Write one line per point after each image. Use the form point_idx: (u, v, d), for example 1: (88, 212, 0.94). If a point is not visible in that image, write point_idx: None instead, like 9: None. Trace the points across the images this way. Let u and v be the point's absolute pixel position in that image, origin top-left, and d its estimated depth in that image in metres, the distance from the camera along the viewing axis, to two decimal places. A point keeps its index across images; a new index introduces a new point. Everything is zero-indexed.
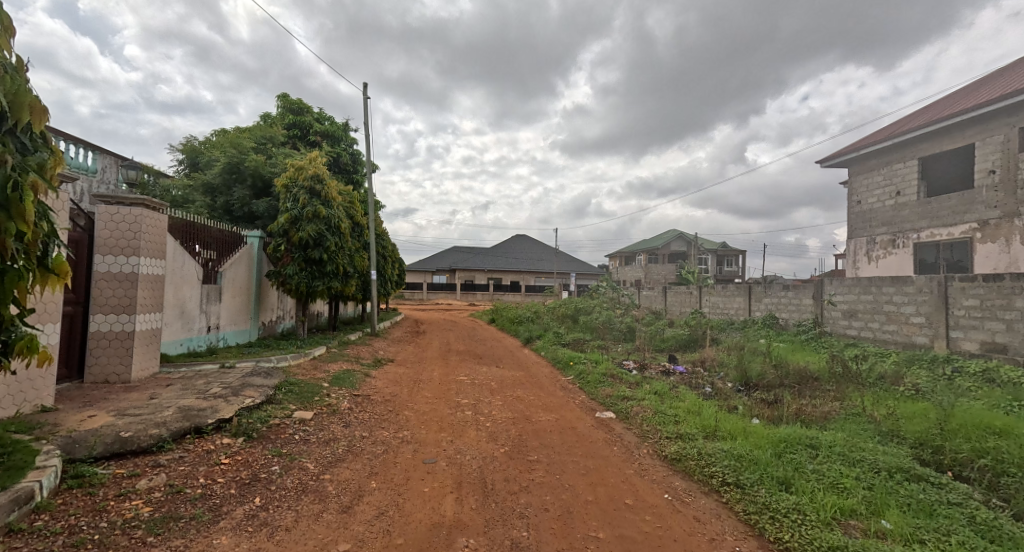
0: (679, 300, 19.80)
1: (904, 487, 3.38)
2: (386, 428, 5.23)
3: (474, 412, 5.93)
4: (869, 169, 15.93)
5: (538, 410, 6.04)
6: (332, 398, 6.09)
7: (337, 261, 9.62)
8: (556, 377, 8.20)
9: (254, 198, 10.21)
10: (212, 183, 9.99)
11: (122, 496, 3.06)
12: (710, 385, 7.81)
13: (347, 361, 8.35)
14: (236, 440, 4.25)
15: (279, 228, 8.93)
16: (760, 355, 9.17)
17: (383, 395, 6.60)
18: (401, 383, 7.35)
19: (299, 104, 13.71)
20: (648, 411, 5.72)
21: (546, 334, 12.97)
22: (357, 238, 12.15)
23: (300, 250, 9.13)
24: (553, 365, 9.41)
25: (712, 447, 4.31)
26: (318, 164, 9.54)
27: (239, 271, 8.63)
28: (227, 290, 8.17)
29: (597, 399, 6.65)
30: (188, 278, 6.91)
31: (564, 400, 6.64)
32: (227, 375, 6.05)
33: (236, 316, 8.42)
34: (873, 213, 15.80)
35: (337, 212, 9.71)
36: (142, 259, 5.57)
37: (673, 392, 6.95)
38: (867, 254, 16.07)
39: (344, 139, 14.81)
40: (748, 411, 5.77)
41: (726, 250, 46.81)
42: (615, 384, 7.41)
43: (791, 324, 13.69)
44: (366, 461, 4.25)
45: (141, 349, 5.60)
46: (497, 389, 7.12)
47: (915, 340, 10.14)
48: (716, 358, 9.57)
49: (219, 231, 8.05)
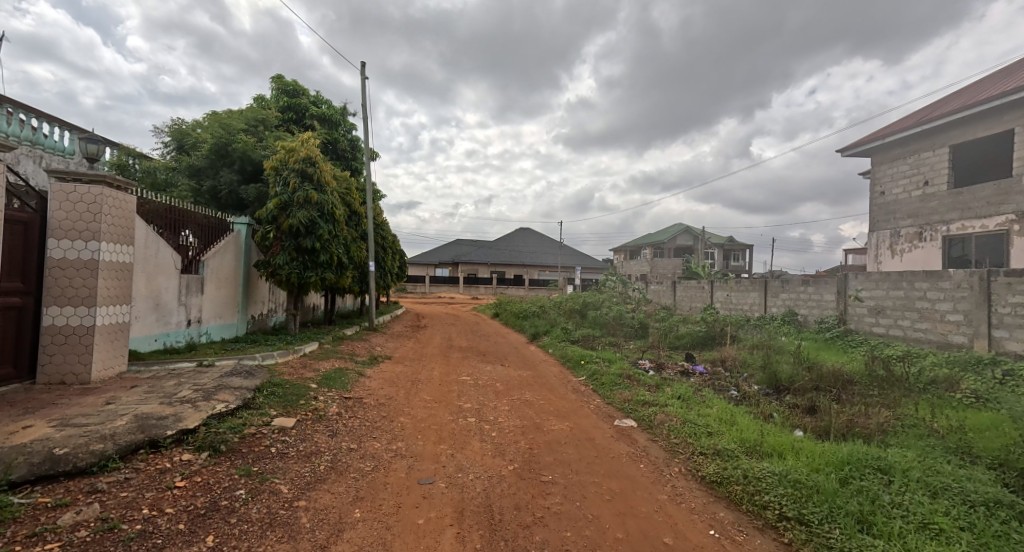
0: (690, 294, 19.10)
1: (1016, 531, 2.71)
2: (378, 438, 4.60)
3: (478, 419, 5.29)
4: (894, 158, 15.12)
5: (549, 417, 5.40)
6: (319, 402, 5.45)
7: (331, 250, 8.96)
8: (566, 378, 7.57)
9: (243, 183, 9.54)
10: (199, 166, 9.31)
11: (35, 538, 2.41)
12: (736, 388, 7.14)
13: (340, 358, 7.71)
14: (199, 455, 3.62)
15: (268, 214, 8.28)
16: (787, 355, 8.48)
17: (377, 398, 5.96)
18: (397, 384, 6.72)
19: (294, 86, 13.00)
20: (675, 420, 5.07)
21: (554, 330, 12.31)
22: (353, 228, 11.48)
23: (291, 238, 8.47)
24: (563, 364, 8.76)
25: (760, 469, 3.64)
26: (311, 145, 8.84)
27: (225, 261, 7.99)
28: (211, 281, 7.55)
29: (614, 404, 6.00)
30: (163, 268, 6.26)
31: (577, 404, 5.99)
32: (203, 375, 5.42)
33: (221, 309, 7.81)
34: (898, 204, 14.99)
35: (331, 197, 9.03)
36: (103, 244, 4.92)
37: (698, 396, 6.30)
38: (891, 248, 15.29)
39: (342, 124, 14.11)
40: (787, 421, 5.10)
41: (734, 245, 45.94)
42: (633, 386, 6.75)
43: (811, 321, 13.00)
44: (351, 483, 3.61)
45: (104, 347, 4.97)
46: (503, 392, 6.47)
47: (951, 339, 9.44)
48: (738, 357, 8.90)
49: (201, 217, 7.40)
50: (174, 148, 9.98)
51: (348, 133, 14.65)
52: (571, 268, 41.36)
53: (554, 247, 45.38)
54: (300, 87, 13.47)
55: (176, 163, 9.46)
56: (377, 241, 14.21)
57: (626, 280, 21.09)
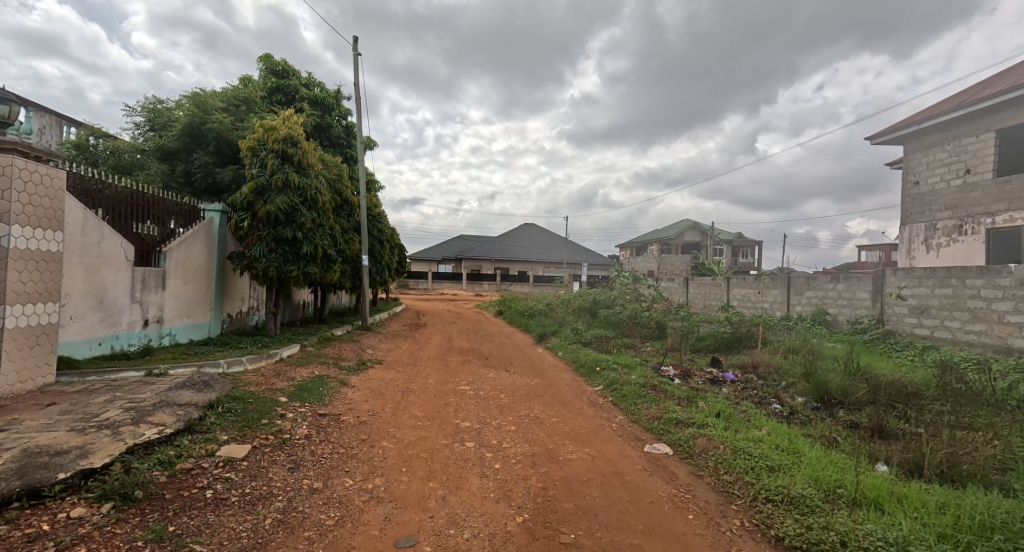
0: (705, 292, 18.06)
1: None
2: (352, 473, 3.67)
3: (478, 445, 4.33)
4: (930, 145, 14.02)
5: (565, 440, 4.45)
6: (286, 420, 4.51)
7: (315, 241, 7.99)
8: (580, 387, 6.62)
9: (219, 166, 8.56)
10: (171, 148, 8.38)
11: None
12: (778, 402, 6.16)
13: (322, 364, 6.77)
14: (97, 509, 2.66)
15: (242, 199, 7.32)
16: (831, 362, 7.47)
17: (358, 414, 5.02)
18: (385, 395, 5.78)
19: (283, 66, 12.00)
20: (723, 447, 4.09)
21: (563, 330, 11.34)
22: (345, 218, 10.57)
23: (269, 227, 7.53)
24: (575, 370, 7.79)
25: (862, 531, 2.66)
26: (294, 124, 7.88)
27: (194, 252, 7.06)
28: (175, 276, 6.63)
29: (640, 423, 5.04)
30: (109, 259, 5.33)
31: (595, 423, 5.03)
32: (146, 389, 4.47)
33: (187, 307, 6.89)
34: (935, 195, 13.89)
35: (315, 181, 8.06)
36: (13, 229, 3.99)
37: (738, 412, 5.33)
38: (925, 242, 14.18)
39: (336, 109, 13.16)
40: (862, 449, 4.11)
41: (744, 241, 44.75)
42: (661, 399, 5.77)
43: (842, 322, 11.95)
44: (301, 548, 2.63)
45: (19, 355, 4.05)
46: (508, 406, 5.50)
47: (1012, 343, 8.40)
48: (772, 363, 7.89)
49: (160, 203, 6.46)
50: (146, 128, 9.03)
51: (343, 119, 13.69)
52: (577, 264, 40.30)
53: (559, 242, 44.32)
54: (290, 67, 12.48)
55: (146, 145, 8.54)
56: (372, 234, 13.27)
57: (640, 276, 20.00)
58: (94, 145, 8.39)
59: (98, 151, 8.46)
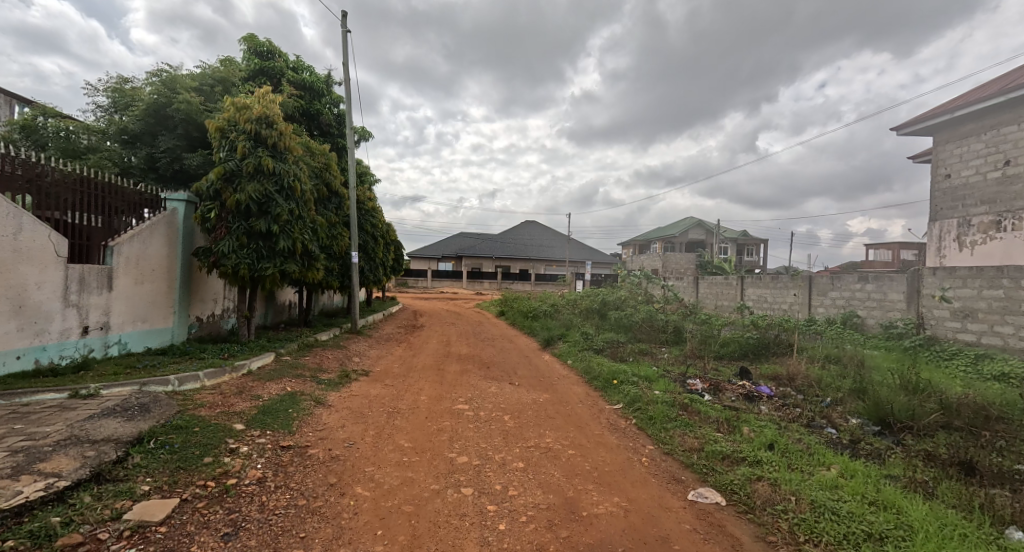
0: (716, 292, 17.17)
1: None
2: (309, 541, 2.72)
3: (477, 492, 3.40)
4: (963, 134, 13.09)
5: (587, 484, 3.54)
6: (236, 458, 3.58)
7: (294, 235, 7.04)
8: (596, 405, 5.71)
9: (188, 150, 7.61)
10: (133, 130, 7.44)
11: None
12: (830, 425, 5.23)
13: (296, 377, 5.84)
14: None
15: (207, 187, 6.39)
16: (882, 375, 6.51)
17: (331, 445, 4.08)
18: (367, 418, 4.84)
19: (268, 47, 11.04)
20: (795, 501, 3.14)
21: (570, 334, 10.42)
22: (332, 211, 9.69)
23: (240, 219, 6.59)
24: (588, 383, 6.86)
25: None
26: (269, 102, 6.93)
27: (151, 248, 6.11)
28: (126, 274, 5.71)
29: (677, 457, 4.12)
30: (27, 256, 4.43)
31: (622, 458, 4.10)
32: (58, 418, 3.55)
33: (143, 311, 5.97)
34: (969, 188, 12.93)
35: (293, 167, 7.10)
36: None
37: (793, 441, 4.40)
38: (958, 239, 13.22)
39: (326, 95, 12.23)
40: (974, 501, 3.16)
41: (749, 240, 43.82)
42: (695, 423, 4.85)
43: (873, 325, 11.01)
44: None
45: None
46: (514, 433, 4.58)
47: None
48: (812, 375, 6.94)
49: (110, 195, 5.64)
50: (108, 109, 8.09)
51: (334, 107, 12.77)
52: (580, 263, 39.30)
53: (562, 240, 43.40)
54: (276, 49, 11.52)
55: (106, 127, 7.59)
56: (365, 229, 12.35)
57: (648, 274, 19.06)
58: (45, 126, 7.46)
59: (52, 133, 7.53)
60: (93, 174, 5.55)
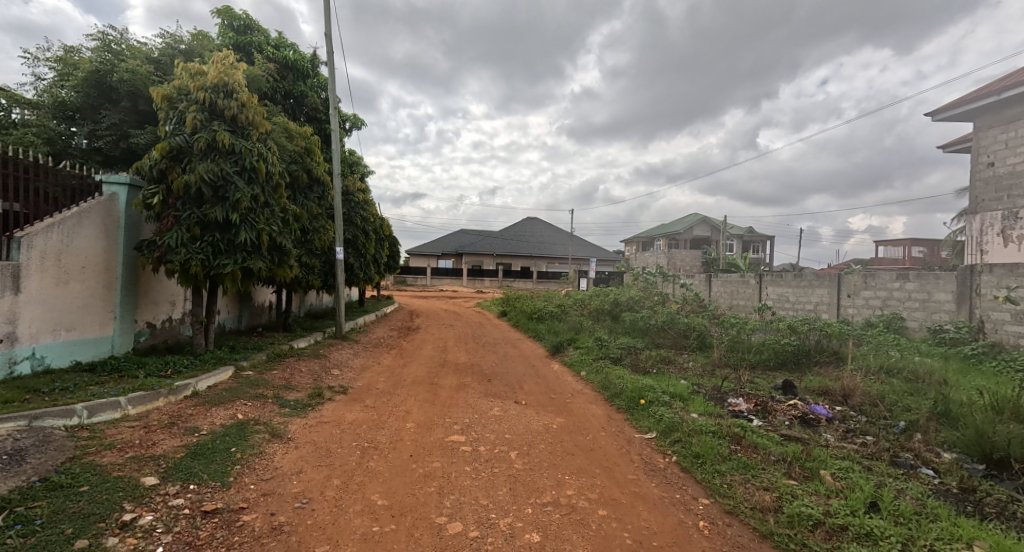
0: (731, 291, 16.07)
1: None
2: None
3: None
4: (1010, 119, 11.91)
5: None
6: (126, 536, 2.47)
7: (258, 226, 5.92)
8: (622, 435, 4.61)
9: (138, 127, 6.51)
10: (72, 103, 6.35)
11: None
12: (923, 464, 4.12)
13: (255, 399, 4.78)
14: None
15: (150, 167, 5.29)
16: (964, 394, 5.39)
17: (275, 509, 2.95)
18: (334, 458, 3.73)
19: (244, 20, 9.93)
20: None
21: (581, 338, 9.35)
22: (314, 202, 8.60)
23: (192, 206, 5.51)
24: (607, 401, 5.79)
25: None
26: (229, 67, 5.78)
27: (81, 240, 5.01)
28: (44, 273, 4.62)
29: (750, 522, 3.00)
30: None
31: (677, 525, 2.98)
32: None
33: (69, 317, 4.90)
34: (1015, 177, 11.80)
35: (258, 146, 5.97)
36: None
37: (896, 494, 3.31)
38: (1002, 233, 12.07)
39: (312, 76, 11.15)
40: None
41: (755, 238, 42.70)
42: (756, 464, 3.77)
43: (917, 328, 9.88)
44: None
45: None
46: (524, 482, 3.48)
47: None
48: (873, 391, 5.83)
49: (38, 180, 4.63)
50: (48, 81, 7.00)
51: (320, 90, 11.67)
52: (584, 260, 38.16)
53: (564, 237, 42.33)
54: (254, 23, 10.41)
55: (43, 100, 6.51)
56: (356, 223, 11.30)
57: (660, 272, 17.92)
58: None
59: None
60: (18, 154, 4.56)
